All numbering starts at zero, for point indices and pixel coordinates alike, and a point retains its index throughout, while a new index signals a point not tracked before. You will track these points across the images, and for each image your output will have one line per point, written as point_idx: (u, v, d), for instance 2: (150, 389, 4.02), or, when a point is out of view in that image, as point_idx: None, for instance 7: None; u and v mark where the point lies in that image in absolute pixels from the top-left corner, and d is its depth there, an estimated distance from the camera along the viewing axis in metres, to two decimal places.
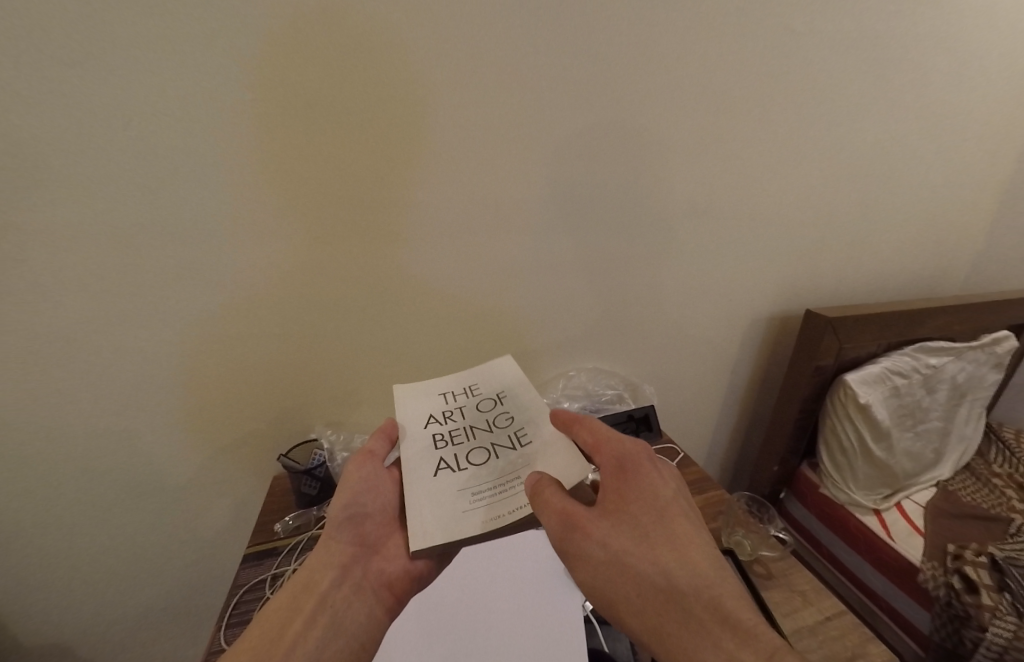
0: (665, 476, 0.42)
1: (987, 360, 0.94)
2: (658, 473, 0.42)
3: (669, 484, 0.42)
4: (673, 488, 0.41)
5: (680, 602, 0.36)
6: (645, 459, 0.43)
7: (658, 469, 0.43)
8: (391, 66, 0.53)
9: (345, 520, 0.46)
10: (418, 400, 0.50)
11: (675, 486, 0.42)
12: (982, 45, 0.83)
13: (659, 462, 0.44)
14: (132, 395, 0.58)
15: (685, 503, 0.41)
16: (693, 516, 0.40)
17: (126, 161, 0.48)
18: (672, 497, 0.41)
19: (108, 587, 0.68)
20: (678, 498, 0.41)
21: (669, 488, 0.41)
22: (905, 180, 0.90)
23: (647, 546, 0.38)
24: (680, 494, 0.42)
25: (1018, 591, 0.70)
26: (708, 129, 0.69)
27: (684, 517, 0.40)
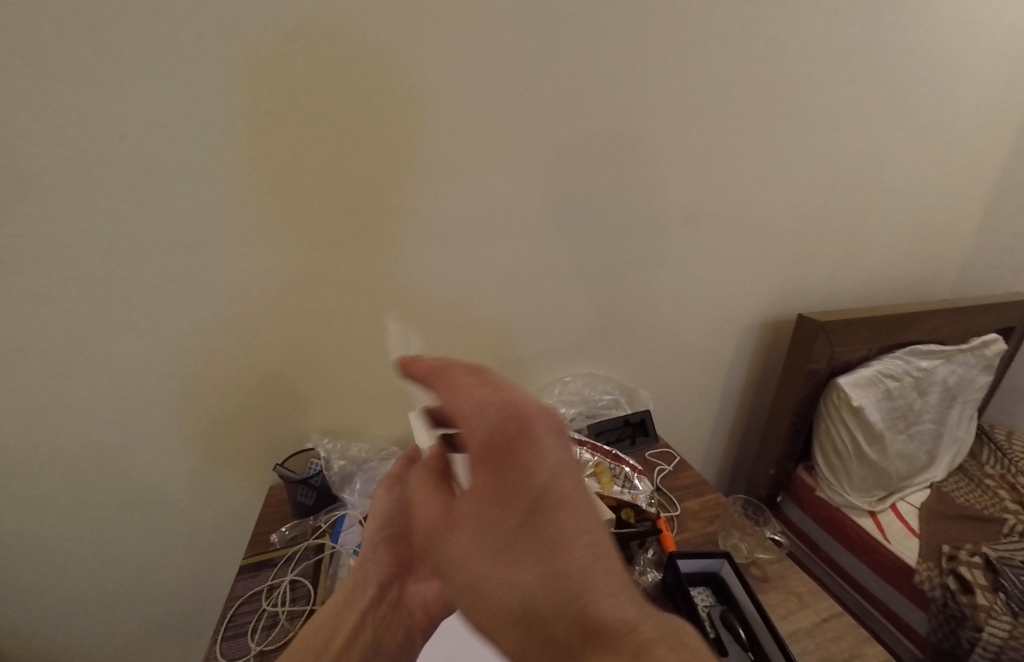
0: (540, 454, 0.29)
1: (976, 362, 0.95)
2: (529, 453, 0.29)
3: (547, 464, 0.29)
4: (550, 470, 0.29)
5: (541, 627, 0.26)
6: (513, 436, 0.29)
7: (532, 445, 0.29)
8: (388, 79, 0.54)
9: (382, 540, 0.51)
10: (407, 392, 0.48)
11: (555, 465, 0.29)
12: (962, 57, 0.86)
13: (540, 429, 0.30)
14: (126, 405, 0.58)
15: (570, 483, 0.29)
16: (578, 504, 0.28)
17: (123, 172, 0.49)
18: (546, 484, 0.28)
19: (100, 603, 0.67)
20: (557, 480, 0.29)
21: (542, 472, 0.29)
22: (892, 187, 0.92)
23: (503, 558, 0.28)
24: (561, 474, 0.29)
25: (1012, 590, 0.71)
26: (699, 139, 0.71)
27: (559, 510, 0.28)
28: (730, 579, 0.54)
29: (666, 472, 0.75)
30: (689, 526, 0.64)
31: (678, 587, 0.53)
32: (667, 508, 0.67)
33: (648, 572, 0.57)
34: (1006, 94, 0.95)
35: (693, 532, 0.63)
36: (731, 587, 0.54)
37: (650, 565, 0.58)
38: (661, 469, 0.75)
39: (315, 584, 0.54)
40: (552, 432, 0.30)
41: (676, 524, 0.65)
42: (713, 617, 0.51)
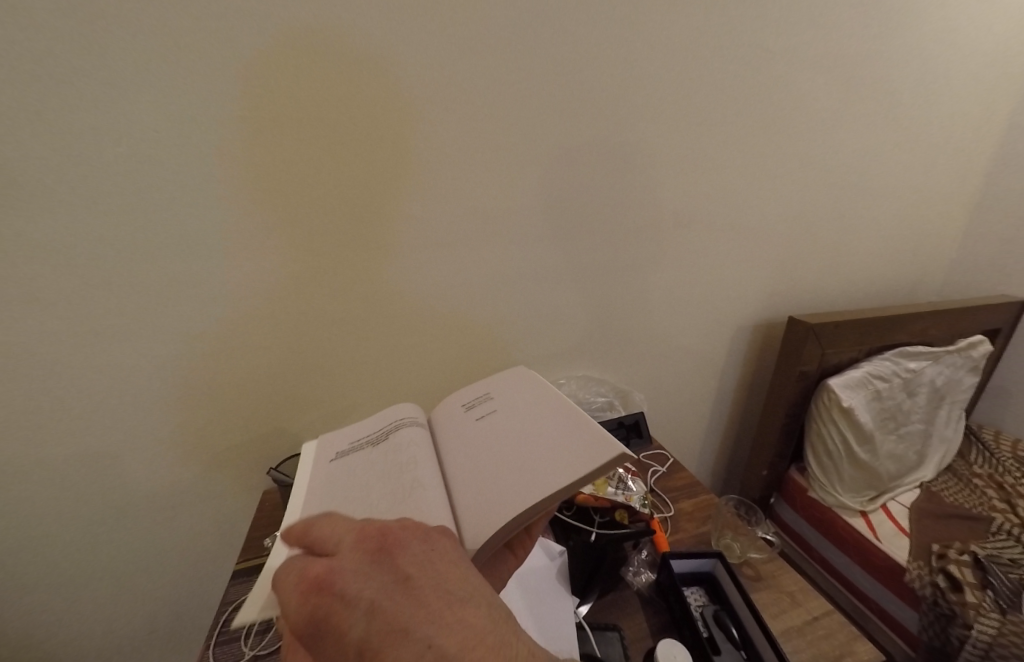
0: (348, 601, 0.29)
1: (963, 364, 0.97)
2: (339, 600, 0.29)
3: (357, 602, 0.29)
4: (365, 608, 0.28)
5: None
6: (316, 600, 0.29)
7: (337, 599, 0.29)
8: (383, 84, 0.54)
9: None
10: (355, 438, 0.49)
11: (368, 600, 0.29)
12: (945, 64, 0.88)
13: (343, 573, 0.30)
14: (117, 410, 0.58)
15: (394, 604, 0.29)
16: (404, 617, 0.28)
17: (116, 177, 0.49)
18: (362, 629, 0.28)
19: (89, 612, 0.65)
20: (371, 614, 0.28)
21: (354, 621, 0.28)
22: (879, 192, 0.94)
23: None
24: (378, 604, 0.29)
25: (1000, 588, 0.72)
26: (690, 144, 0.72)
27: (385, 637, 0.27)
28: (723, 578, 0.54)
29: (660, 474, 0.75)
30: (683, 527, 0.64)
31: (671, 588, 0.53)
32: (661, 509, 0.68)
33: (642, 573, 0.58)
34: (988, 101, 0.98)
35: (687, 532, 0.64)
36: (723, 587, 0.54)
37: (644, 566, 0.58)
38: (655, 470, 0.76)
39: None
40: (361, 564, 0.30)
41: (670, 525, 0.65)
42: (706, 617, 0.52)
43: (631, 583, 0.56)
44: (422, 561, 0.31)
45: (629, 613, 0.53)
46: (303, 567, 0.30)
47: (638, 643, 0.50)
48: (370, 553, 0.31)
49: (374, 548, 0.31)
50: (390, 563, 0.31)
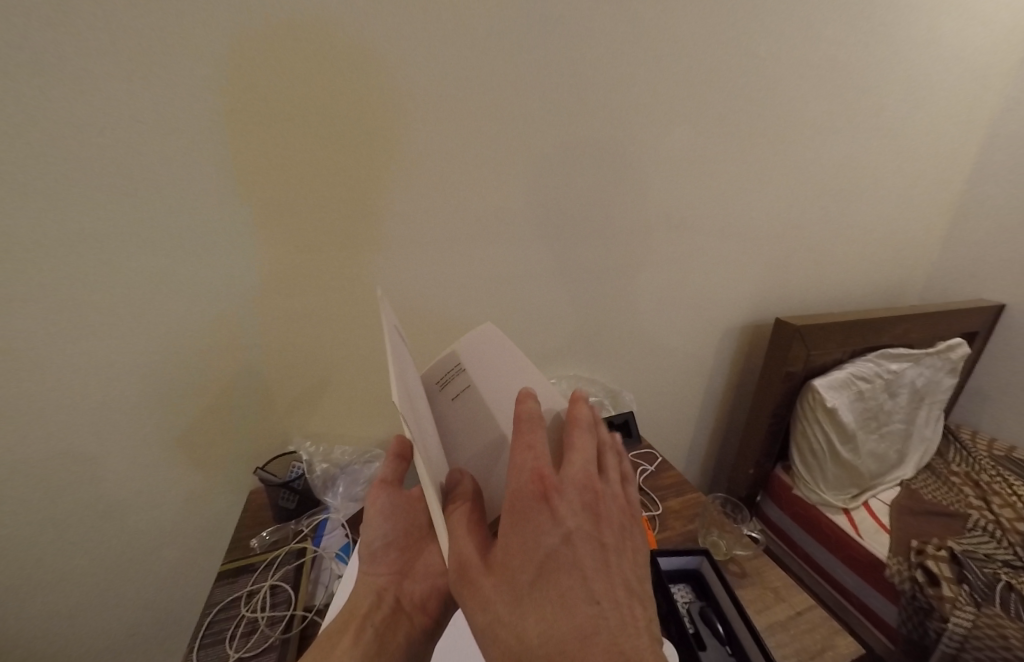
0: (556, 518, 0.32)
1: (943, 365, 1.00)
2: (549, 513, 0.32)
3: (563, 524, 0.32)
4: (563, 533, 0.32)
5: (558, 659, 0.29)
6: (538, 496, 0.33)
7: (549, 509, 0.32)
8: (374, 82, 0.54)
9: (377, 550, 0.48)
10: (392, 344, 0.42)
11: (569, 529, 0.32)
12: (927, 74, 0.90)
13: (565, 495, 0.33)
14: (98, 408, 0.56)
15: (584, 548, 0.32)
16: (586, 565, 0.31)
17: (99, 170, 0.48)
18: (555, 545, 0.32)
19: (69, 616, 0.64)
20: (568, 543, 0.32)
21: (552, 537, 0.32)
22: (863, 197, 0.95)
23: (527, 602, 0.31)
24: (575, 538, 0.32)
25: (975, 582, 0.75)
26: (678, 148, 0.73)
27: (567, 569, 0.31)
28: (709, 576, 0.55)
29: (649, 473, 0.76)
30: (671, 525, 0.65)
31: (658, 585, 0.54)
32: (649, 507, 0.68)
33: None
34: (968, 111, 1.01)
35: (675, 530, 0.65)
36: (710, 583, 0.55)
37: None
38: (644, 469, 0.77)
39: (295, 588, 0.54)
40: (576, 499, 0.33)
41: (657, 523, 0.66)
42: (692, 613, 0.53)
43: None
44: (620, 536, 0.34)
45: None
46: (538, 467, 0.34)
47: None
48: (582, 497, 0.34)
49: (587, 499, 0.34)
50: (597, 517, 0.34)
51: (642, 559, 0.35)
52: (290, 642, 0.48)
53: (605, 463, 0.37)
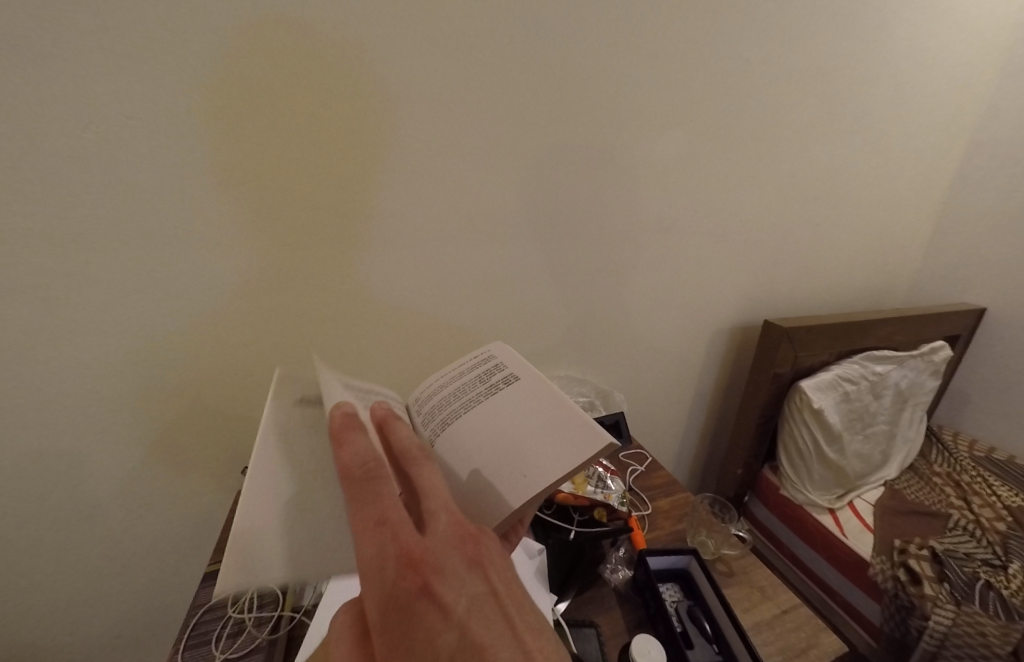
0: (444, 608, 0.26)
1: (926, 368, 1.02)
2: (432, 606, 0.26)
3: (452, 610, 0.26)
4: (456, 620, 0.26)
5: None
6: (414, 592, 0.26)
7: (431, 600, 0.26)
8: (366, 80, 0.54)
9: None
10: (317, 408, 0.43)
11: (462, 612, 0.27)
12: (913, 82, 0.92)
13: (443, 571, 0.27)
14: (81, 407, 0.55)
15: (483, 620, 0.27)
16: (492, 643, 0.26)
17: (81, 166, 0.47)
18: (453, 642, 0.26)
19: (50, 621, 0.63)
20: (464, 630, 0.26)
21: (446, 631, 0.26)
22: (849, 203, 0.97)
23: None
24: (469, 619, 0.27)
25: (955, 581, 0.76)
26: (669, 153, 0.74)
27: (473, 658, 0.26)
28: (697, 575, 0.56)
29: (639, 472, 0.77)
30: (660, 525, 0.66)
31: (647, 584, 0.55)
32: (639, 507, 0.69)
33: (620, 570, 0.58)
34: (951, 119, 1.03)
35: (664, 530, 0.65)
36: (698, 583, 0.56)
37: (621, 563, 0.59)
38: (634, 469, 0.77)
39: (283, 589, 0.53)
40: (458, 563, 0.28)
41: (647, 522, 0.66)
42: (680, 613, 0.53)
43: (609, 579, 0.57)
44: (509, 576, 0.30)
45: (607, 610, 0.54)
46: (403, 550, 0.27)
47: (614, 639, 0.51)
48: (465, 559, 0.28)
49: (470, 554, 0.29)
50: (484, 573, 0.29)
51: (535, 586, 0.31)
52: (276, 644, 0.48)
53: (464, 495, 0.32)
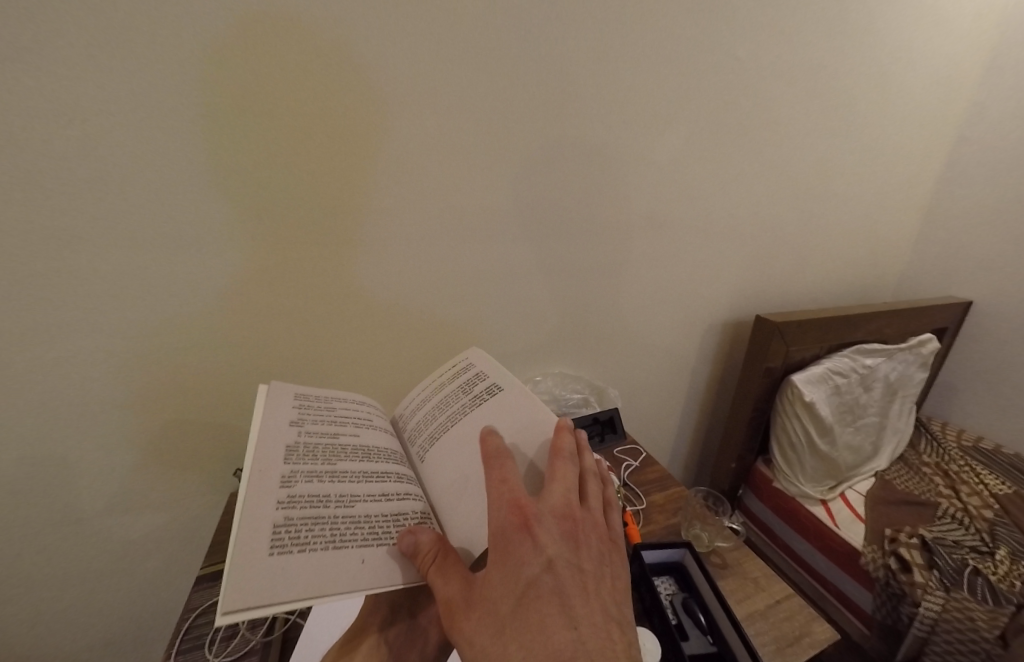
0: (538, 545, 0.35)
1: (915, 360, 1.03)
2: (532, 544, 0.35)
3: (545, 551, 0.35)
4: (544, 560, 0.35)
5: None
6: (520, 526, 0.36)
7: (530, 537, 0.35)
8: (355, 79, 0.54)
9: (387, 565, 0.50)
10: (311, 414, 0.46)
11: (550, 556, 0.35)
12: (899, 79, 0.93)
13: (544, 523, 0.36)
14: (68, 410, 0.54)
15: (565, 574, 0.35)
16: (567, 594, 0.34)
17: (65, 166, 0.46)
18: (537, 573, 0.34)
19: (41, 628, 0.62)
20: (548, 569, 0.34)
21: (534, 565, 0.34)
22: (837, 198, 0.98)
23: (524, 631, 0.32)
24: (555, 566, 0.35)
25: (945, 567, 0.77)
26: (660, 149, 0.74)
27: (548, 597, 0.34)
28: (692, 567, 0.56)
29: (634, 468, 0.77)
30: (655, 519, 0.66)
31: (642, 578, 0.55)
32: (633, 502, 0.69)
33: None
34: (936, 114, 1.04)
35: (658, 524, 0.65)
36: (692, 574, 0.56)
37: None
38: (628, 464, 0.77)
39: None
40: (555, 528, 0.36)
41: (642, 516, 0.66)
42: (675, 605, 0.54)
43: None
44: (597, 563, 0.37)
45: None
46: (514, 498, 0.37)
47: None
48: (564, 527, 0.37)
49: (568, 526, 0.37)
50: (574, 546, 0.36)
51: (621, 588, 0.37)
52: (271, 644, 0.48)
53: (587, 492, 0.41)
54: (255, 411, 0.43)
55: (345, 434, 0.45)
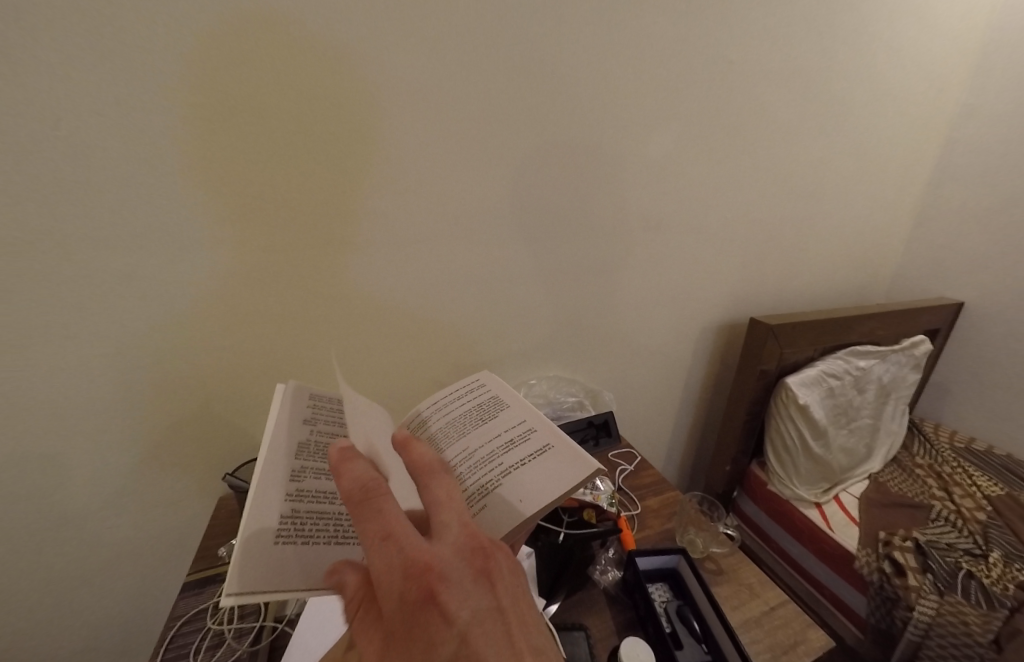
0: (448, 617, 0.28)
1: (908, 362, 1.03)
2: (440, 612, 0.28)
3: (455, 620, 0.28)
4: (458, 634, 0.27)
5: None
6: (421, 599, 0.28)
7: (436, 609, 0.28)
8: (347, 80, 0.53)
9: None
10: (324, 413, 0.45)
11: (464, 625, 0.28)
12: (892, 83, 0.94)
13: (451, 582, 0.28)
14: (52, 415, 0.53)
15: (486, 633, 0.28)
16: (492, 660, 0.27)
17: (48, 164, 0.45)
18: (453, 650, 0.27)
19: (23, 637, 0.60)
20: (466, 642, 0.27)
21: (446, 646, 0.27)
22: (831, 201, 0.99)
23: None
24: (471, 632, 0.28)
25: (938, 571, 0.78)
26: (655, 154, 0.74)
27: None
28: (686, 574, 0.56)
29: (628, 472, 0.76)
30: (648, 524, 0.66)
31: (636, 585, 0.54)
32: (627, 507, 0.69)
33: (609, 571, 0.58)
34: (928, 119, 1.05)
35: (653, 530, 0.65)
36: (687, 581, 0.56)
37: (611, 564, 0.59)
38: (623, 469, 0.77)
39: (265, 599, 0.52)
40: (465, 578, 0.29)
41: (636, 522, 0.66)
42: (670, 612, 0.53)
43: (599, 581, 0.57)
44: (517, 592, 0.31)
45: (596, 611, 0.54)
46: (407, 561, 0.28)
47: (604, 641, 0.51)
48: (474, 570, 0.30)
49: (480, 566, 0.30)
50: (490, 587, 0.30)
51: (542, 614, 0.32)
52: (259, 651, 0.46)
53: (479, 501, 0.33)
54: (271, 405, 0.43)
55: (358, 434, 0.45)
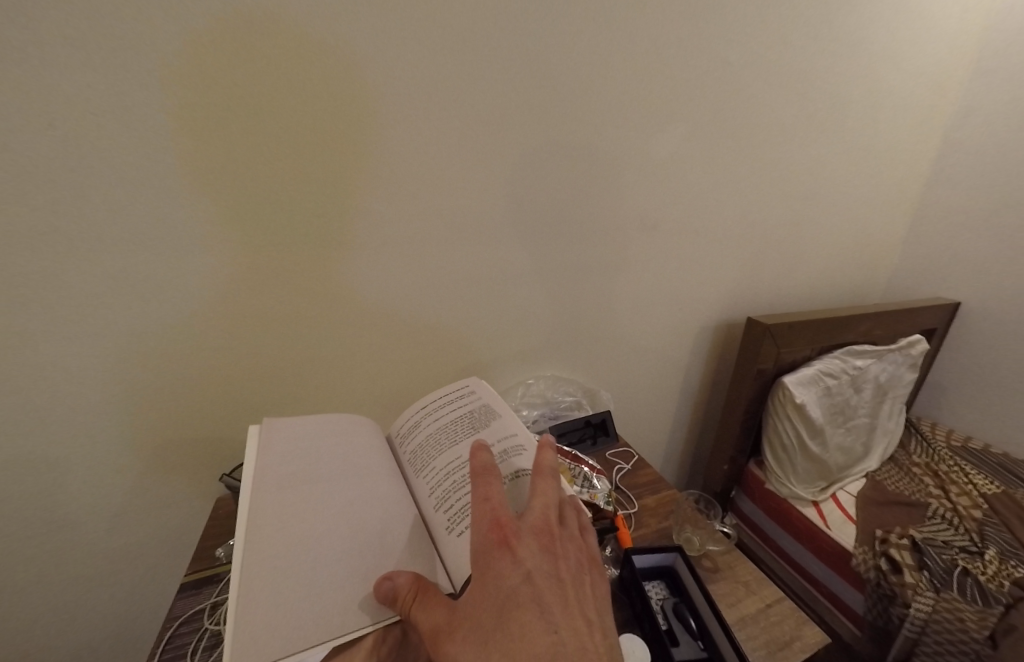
0: (517, 560, 0.36)
1: (905, 361, 1.04)
2: (512, 555, 0.36)
3: (522, 565, 0.35)
4: (524, 574, 0.35)
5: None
6: (499, 543, 0.36)
7: (509, 552, 0.36)
8: (342, 81, 0.53)
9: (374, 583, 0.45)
10: (298, 453, 0.47)
11: (528, 569, 0.35)
12: (887, 84, 0.94)
13: (523, 540, 0.37)
14: (48, 414, 0.53)
15: (546, 584, 0.35)
16: (546, 601, 0.34)
17: (43, 164, 0.45)
18: (518, 584, 0.35)
19: (23, 637, 0.60)
20: (528, 582, 0.35)
21: (513, 580, 0.35)
22: (827, 200, 0.99)
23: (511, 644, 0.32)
24: (534, 578, 0.35)
25: (934, 568, 0.78)
26: (651, 154, 0.74)
27: (528, 609, 0.34)
28: (683, 572, 0.56)
29: (626, 470, 0.77)
30: (646, 522, 0.66)
31: (633, 584, 0.54)
32: (625, 505, 0.69)
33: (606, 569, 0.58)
34: (925, 118, 1.05)
35: (650, 528, 0.65)
36: (683, 580, 0.56)
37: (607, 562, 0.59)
38: (621, 467, 0.77)
39: None
40: (532, 542, 0.37)
41: (633, 520, 0.66)
42: (666, 610, 0.54)
43: None
44: (576, 572, 0.37)
45: None
46: (495, 515, 0.37)
47: None
48: (542, 541, 0.37)
49: (546, 538, 0.38)
50: (554, 559, 0.37)
51: (600, 595, 0.38)
52: None
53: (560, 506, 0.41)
54: (248, 455, 0.45)
55: (339, 468, 0.47)
